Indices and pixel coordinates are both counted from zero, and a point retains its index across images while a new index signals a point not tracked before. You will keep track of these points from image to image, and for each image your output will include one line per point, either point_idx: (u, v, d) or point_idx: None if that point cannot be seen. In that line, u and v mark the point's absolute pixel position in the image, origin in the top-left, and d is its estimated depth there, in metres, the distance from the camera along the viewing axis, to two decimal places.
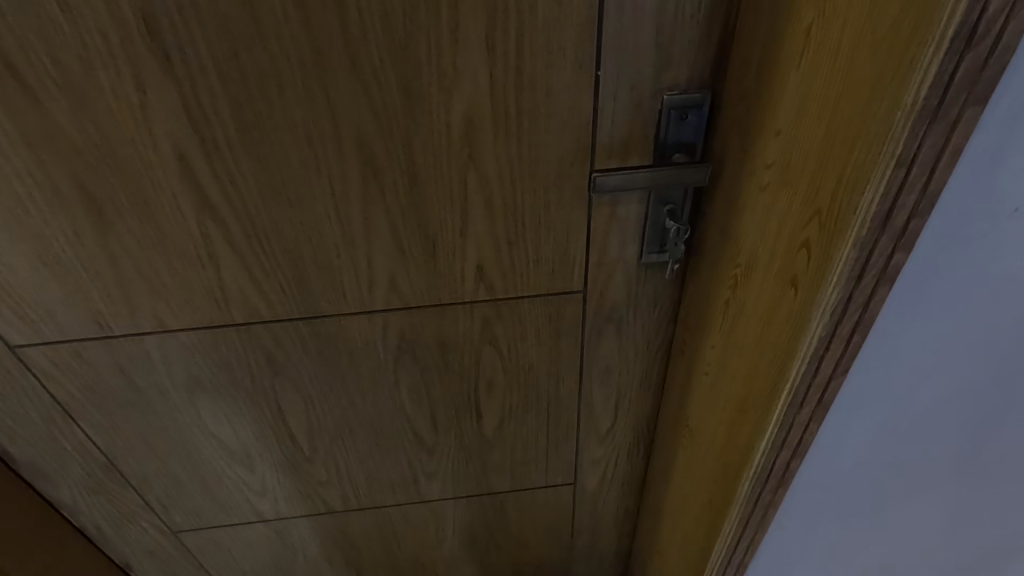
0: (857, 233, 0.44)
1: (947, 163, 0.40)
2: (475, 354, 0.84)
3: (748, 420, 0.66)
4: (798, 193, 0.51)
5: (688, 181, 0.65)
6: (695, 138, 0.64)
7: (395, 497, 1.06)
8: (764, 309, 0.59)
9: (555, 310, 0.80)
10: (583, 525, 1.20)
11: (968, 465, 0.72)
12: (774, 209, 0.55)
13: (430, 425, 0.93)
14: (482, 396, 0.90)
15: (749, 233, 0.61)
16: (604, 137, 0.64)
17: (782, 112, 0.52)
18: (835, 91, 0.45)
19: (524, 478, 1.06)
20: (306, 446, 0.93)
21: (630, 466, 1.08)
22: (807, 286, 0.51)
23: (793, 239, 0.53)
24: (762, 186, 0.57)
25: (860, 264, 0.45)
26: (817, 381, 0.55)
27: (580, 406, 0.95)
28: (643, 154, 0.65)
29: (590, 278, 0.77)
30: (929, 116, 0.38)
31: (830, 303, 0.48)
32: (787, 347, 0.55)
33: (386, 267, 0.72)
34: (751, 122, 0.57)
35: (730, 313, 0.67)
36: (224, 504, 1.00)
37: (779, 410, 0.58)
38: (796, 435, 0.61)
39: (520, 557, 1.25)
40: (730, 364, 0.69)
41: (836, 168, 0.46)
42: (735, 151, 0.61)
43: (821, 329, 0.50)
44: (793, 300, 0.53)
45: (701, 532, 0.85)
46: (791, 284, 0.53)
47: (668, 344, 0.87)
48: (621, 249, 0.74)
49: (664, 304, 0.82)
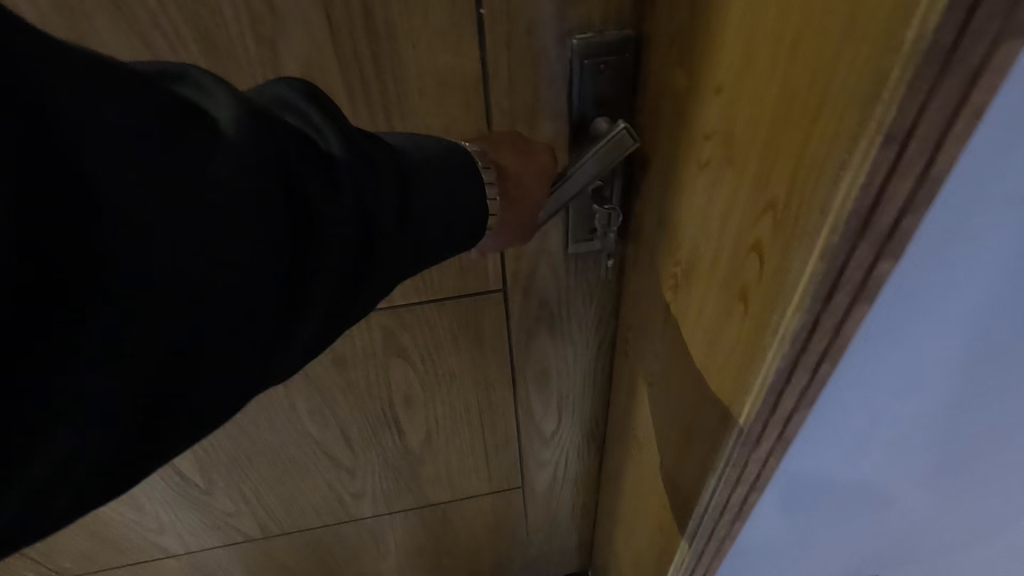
0: (827, 239, 0.31)
1: (962, 130, 0.26)
2: (383, 369, 0.71)
3: (696, 448, 0.54)
4: (743, 181, 0.38)
5: (613, 162, 0.49)
6: (620, 96, 0.49)
7: (322, 518, 0.94)
8: (709, 324, 0.47)
9: (472, 314, 0.67)
10: (538, 522, 1.11)
11: (964, 481, 0.61)
12: (712, 201, 0.42)
13: (345, 447, 0.81)
14: (400, 412, 0.78)
15: (688, 225, 0.47)
16: (501, 101, 0.48)
17: (720, 63, 0.38)
18: (790, 29, 0.31)
19: (465, 487, 0.96)
20: (201, 479, 0.79)
21: (583, 466, 0.98)
22: (758, 305, 0.38)
23: (740, 237, 0.40)
24: (700, 164, 0.43)
25: (831, 279, 0.32)
26: (774, 420, 0.43)
27: (518, 412, 0.83)
28: (555, 121, 0.50)
29: (510, 275, 0.64)
30: (940, 61, 0.24)
31: (788, 331, 0.36)
32: (739, 375, 0.43)
33: None
34: (682, 77, 0.43)
35: (671, 321, 0.55)
36: (119, 544, 0.87)
37: (727, 445, 0.47)
38: (753, 472, 0.49)
39: (474, 558, 1.17)
40: (673, 378, 0.57)
41: (794, 146, 0.32)
42: (666, 118, 0.47)
43: (777, 361, 0.38)
44: (742, 321, 0.41)
45: (656, 550, 0.76)
46: (739, 298, 0.41)
47: (613, 339, 0.75)
48: (542, 239, 0.60)
49: (603, 297, 0.69)
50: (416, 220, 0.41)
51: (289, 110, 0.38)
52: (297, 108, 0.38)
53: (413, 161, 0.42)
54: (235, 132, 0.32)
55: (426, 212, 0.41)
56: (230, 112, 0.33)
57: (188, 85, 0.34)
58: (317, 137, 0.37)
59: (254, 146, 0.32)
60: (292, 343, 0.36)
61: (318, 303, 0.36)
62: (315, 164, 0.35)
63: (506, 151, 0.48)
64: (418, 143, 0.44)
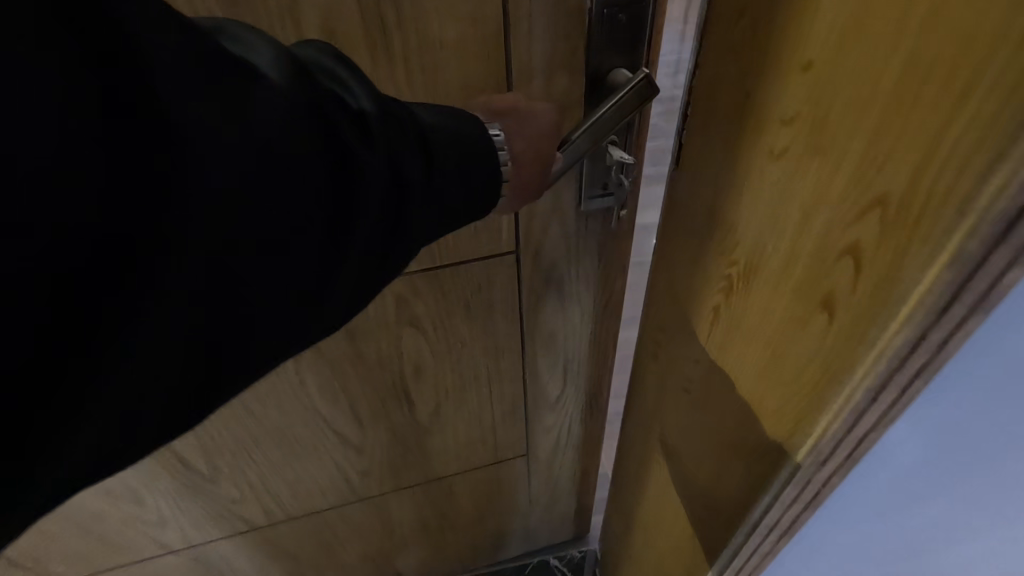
0: (960, 244, 0.29)
1: None
2: (395, 341, 0.70)
3: (755, 450, 0.52)
4: (834, 175, 0.37)
5: (626, 112, 0.50)
6: (636, 49, 0.50)
7: (327, 501, 0.93)
8: (774, 324, 0.46)
9: (484, 277, 0.67)
10: (539, 490, 1.14)
11: None
12: (793, 191, 0.42)
13: (354, 424, 0.80)
14: (411, 384, 0.77)
15: (749, 219, 0.47)
16: (521, 53, 0.49)
17: (812, 38, 0.37)
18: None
19: (472, 458, 0.97)
20: (205, 467, 0.77)
21: (585, 429, 1.01)
22: (848, 310, 0.38)
23: (826, 238, 0.39)
24: (771, 153, 0.43)
25: (952, 291, 0.30)
26: (858, 437, 0.41)
27: (525, 378, 0.84)
28: (572, 75, 0.51)
29: (522, 236, 0.64)
30: None
31: (892, 345, 0.35)
32: (817, 382, 0.42)
33: None
34: (761, 58, 0.42)
35: (722, 320, 0.54)
36: (117, 543, 0.84)
37: (799, 460, 0.46)
38: (815, 491, 0.46)
39: (477, 531, 1.19)
40: (723, 377, 0.56)
41: (920, 137, 0.31)
42: (732, 103, 0.47)
43: (879, 377, 0.36)
44: (826, 328, 0.40)
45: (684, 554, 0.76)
46: (823, 306, 0.40)
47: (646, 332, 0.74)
48: (555, 197, 0.61)
49: (610, 257, 0.71)
50: (431, 199, 0.41)
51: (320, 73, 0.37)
52: (328, 71, 0.37)
53: (436, 124, 0.42)
54: (274, 93, 0.32)
55: (443, 191, 0.41)
56: (276, 68, 0.33)
57: (227, 39, 0.34)
58: (346, 106, 0.36)
59: (296, 100, 0.33)
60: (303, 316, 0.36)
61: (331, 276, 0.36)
62: (352, 121, 0.36)
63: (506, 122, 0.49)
64: (445, 117, 0.43)
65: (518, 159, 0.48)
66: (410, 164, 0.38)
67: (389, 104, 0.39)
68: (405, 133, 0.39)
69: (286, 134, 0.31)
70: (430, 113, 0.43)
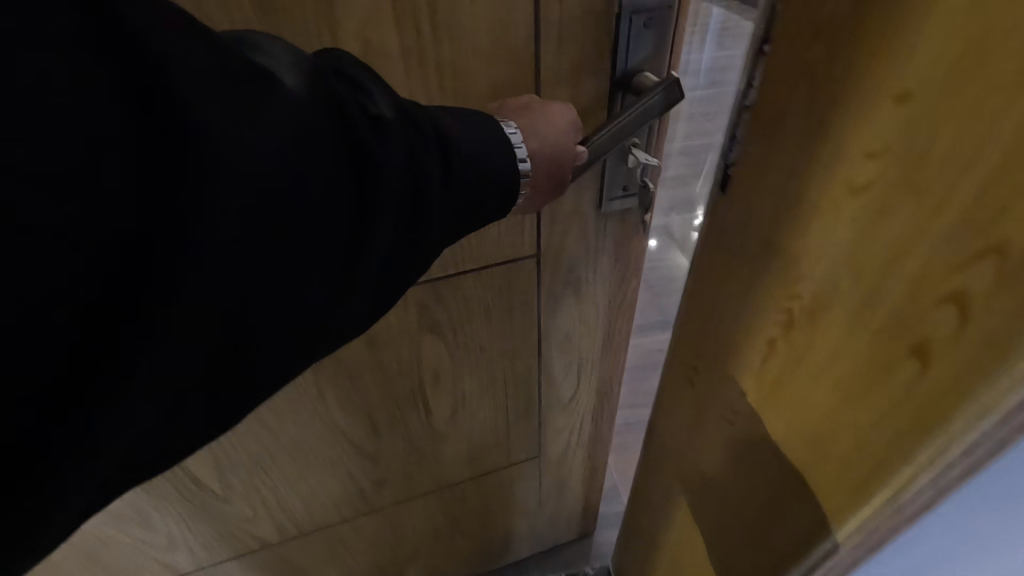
0: None
1: None
2: (414, 348, 0.70)
3: (811, 495, 0.48)
4: (936, 215, 0.32)
5: (656, 111, 0.50)
6: (660, 54, 0.51)
7: (341, 513, 0.91)
8: (844, 371, 0.41)
9: (504, 281, 0.67)
10: (549, 491, 1.14)
11: None
12: (874, 233, 0.36)
13: (371, 434, 0.79)
14: (429, 391, 0.77)
15: (806, 257, 0.41)
16: (550, 59, 0.49)
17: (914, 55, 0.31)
18: None
19: (485, 463, 0.97)
20: (219, 486, 0.75)
21: (595, 428, 1.02)
22: (948, 366, 0.34)
23: (926, 287, 0.34)
24: (845, 185, 0.37)
25: None
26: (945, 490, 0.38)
27: (540, 380, 0.85)
28: (599, 79, 0.52)
29: (543, 239, 0.65)
30: None
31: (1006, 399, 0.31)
32: (906, 437, 0.38)
33: None
34: (832, 76, 0.35)
35: (771, 369, 0.49)
36: (125, 569, 0.81)
37: (868, 508, 0.43)
38: (881, 537, 0.44)
39: (487, 535, 1.19)
40: (770, 425, 0.51)
41: None
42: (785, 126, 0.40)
43: (980, 437, 0.34)
44: (915, 382, 0.36)
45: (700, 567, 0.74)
46: (913, 356, 0.36)
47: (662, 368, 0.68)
48: (576, 200, 0.62)
49: (626, 258, 0.71)
50: (447, 204, 0.40)
51: (336, 77, 0.37)
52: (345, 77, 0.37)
53: (456, 130, 0.41)
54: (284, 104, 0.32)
55: (458, 196, 0.41)
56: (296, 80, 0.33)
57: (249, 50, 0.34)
58: (359, 112, 0.36)
59: (314, 112, 0.33)
60: (315, 323, 0.36)
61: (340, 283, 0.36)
62: (369, 130, 0.36)
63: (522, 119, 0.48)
64: (464, 122, 0.43)
65: (535, 162, 0.46)
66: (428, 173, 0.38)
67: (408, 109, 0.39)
68: (424, 139, 0.38)
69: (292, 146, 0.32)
70: (450, 116, 0.43)
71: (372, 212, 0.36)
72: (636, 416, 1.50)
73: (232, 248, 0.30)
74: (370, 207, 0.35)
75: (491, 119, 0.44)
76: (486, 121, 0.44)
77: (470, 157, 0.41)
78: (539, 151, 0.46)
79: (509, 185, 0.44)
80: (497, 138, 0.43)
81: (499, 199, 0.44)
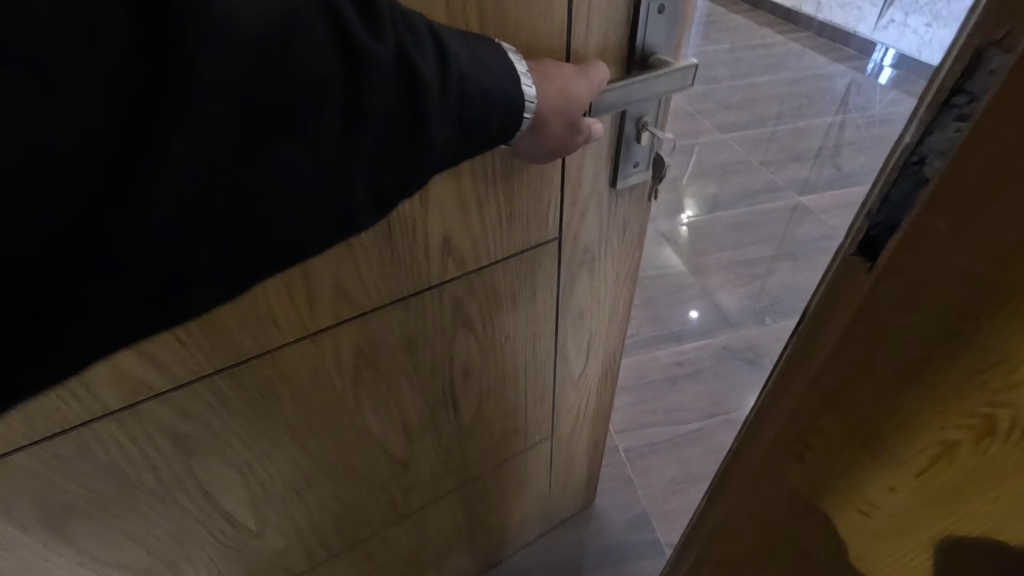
0: None
1: None
2: (447, 344, 0.70)
3: None
4: None
5: (660, 91, 0.55)
6: (670, 37, 0.55)
7: (370, 528, 0.89)
8: None
9: (529, 267, 0.69)
10: (558, 469, 1.18)
11: None
12: None
13: (405, 440, 0.78)
14: (458, 387, 0.78)
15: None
16: (578, 48, 0.52)
17: None
18: None
19: (504, 451, 0.98)
20: (253, 521, 0.71)
21: (599, 401, 1.07)
22: None
23: None
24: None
25: None
26: None
27: (556, 360, 0.88)
28: (616, 64, 0.55)
29: (564, 222, 0.67)
30: None
31: None
32: None
33: (331, 270, 0.54)
34: None
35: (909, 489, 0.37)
36: None
37: None
38: None
39: (504, 526, 1.20)
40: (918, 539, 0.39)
41: None
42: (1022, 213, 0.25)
43: None
44: None
45: None
46: None
47: (715, 476, 0.55)
48: (593, 180, 0.65)
49: (631, 230, 0.76)
50: (439, 119, 0.42)
51: None
52: None
53: (463, 54, 0.42)
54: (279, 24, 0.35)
55: (454, 113, 0.42)
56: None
57: None
58: (354, 24, 0.38)
59: (306, 31, 0.36)
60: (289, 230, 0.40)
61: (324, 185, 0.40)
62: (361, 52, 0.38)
63: (544, 65, 0.49)
64: (476, 48, 0.44)
65: (543, 100, 0.48)
66: (414, 98, 0.40)
67: (413, 28, 0.40)
68: (418, 62, 0.40)
69: (275, 46, 0.35)
70: (465, 39, 0.43)
71: (347, 132, 0.39)
72: (659, 437, 1.46)
73: (215, 150, 0.35)
74: (348, 129, 0.39)
75: (503, 50, 0.45)
76: (499, 55, 0.45)
77: (467, 81, 0.42)
78: (550, 102, 0.48)
79: (502, 117, 0.45)
80: (501, 70, 0.44)
81: (492, 130, 0.45)
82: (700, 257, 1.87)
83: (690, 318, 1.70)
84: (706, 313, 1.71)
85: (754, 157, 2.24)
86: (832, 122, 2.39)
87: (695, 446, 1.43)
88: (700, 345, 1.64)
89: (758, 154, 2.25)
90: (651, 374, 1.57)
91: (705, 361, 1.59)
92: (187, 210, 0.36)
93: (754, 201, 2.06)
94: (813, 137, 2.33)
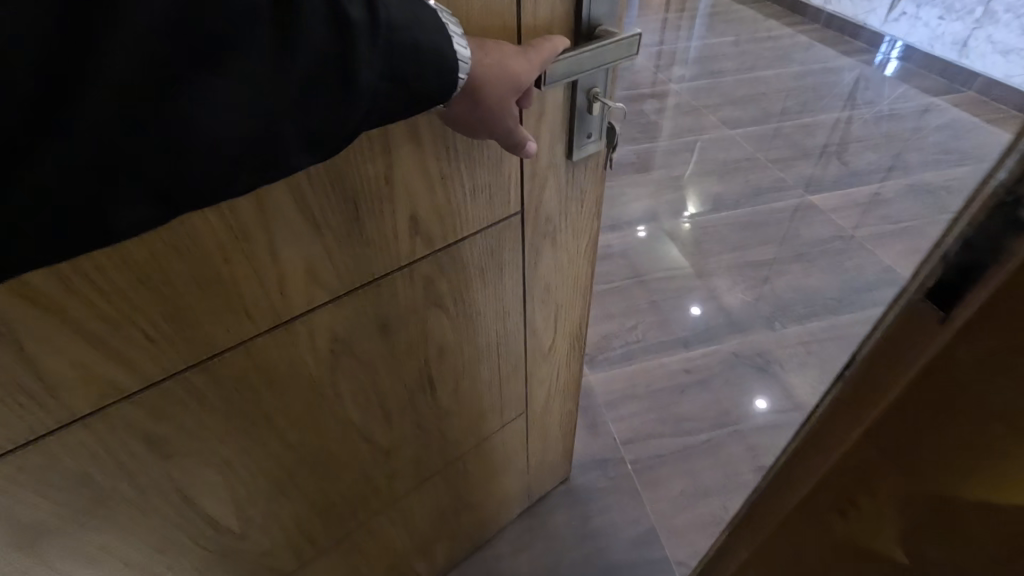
0: None
1: None
2: (421, 324, 0.69)
3: None
4: None
5: (605, 61, 0.56)
6: (613, 7, 0.55)
7: (356, 519, 0.89)
8: None
9: (496, 243, 0.68)
10: (535, 447, 1.18)
11: None
12: None
13: (384, 426, 0.78)
14: (434, 368, 0.77)
15: None
16: (528, 19, 0.51)
17: None
18: None
19: (482, 431, 0.98)
20: (237, 521, 0.70)
21: (571, 374, 1.07)
22: None
23: None
24: None
25: None
26: None
27: (525, 336, 0.87)
28: (563, 33, 0.54)
29: (525, 195, 0.66)
30: None
31: None
32: None
33: (299, 254, 0.52)
34: None
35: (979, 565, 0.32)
36: None
37: None
38: None
39: (486, 508, 1.20)
40: None
41: None
42: None
43: None
44: None
45: None
46: None
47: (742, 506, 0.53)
48: (550, 152, 0.64)
49: (591, 199, 0.76)
50: (366, 62, 0.38)
51: None
52: None
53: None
54: None
55: (381, 59, 0.39)
56: None
57: None
58: None
59: None
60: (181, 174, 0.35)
61: (243, 134, 0.35)
62: None
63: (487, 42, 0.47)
64: None
65: (484, 71, 0.46)
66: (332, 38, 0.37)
67: None
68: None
69: None
70: None
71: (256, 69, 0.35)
72: (668, 447, 1.44)
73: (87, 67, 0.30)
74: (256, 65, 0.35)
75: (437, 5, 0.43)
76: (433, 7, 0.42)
77: (397, 24, 0.39)
78: (490, 77, 0.46)
79: (436, 71, 0.42)
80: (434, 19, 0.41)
81: (426, 85, 0.42)
82: (705, 257, 1.87)
83: (692, 315, 1.70)
84: (711, 314, 1.71)
85: (762, 154, 2.23)
86: (839, 118, 2.38)
87: (705, 457, 1.42)
88: (709, 352, 1.62)
89: (768, 151, 2.24)
90: (659, 381, 1.56)
91: (712, 367, 1.58)
92: (85, 158, 0.32)
93: (761, 199, 2.05)
94: (821, 133, 2.31)
